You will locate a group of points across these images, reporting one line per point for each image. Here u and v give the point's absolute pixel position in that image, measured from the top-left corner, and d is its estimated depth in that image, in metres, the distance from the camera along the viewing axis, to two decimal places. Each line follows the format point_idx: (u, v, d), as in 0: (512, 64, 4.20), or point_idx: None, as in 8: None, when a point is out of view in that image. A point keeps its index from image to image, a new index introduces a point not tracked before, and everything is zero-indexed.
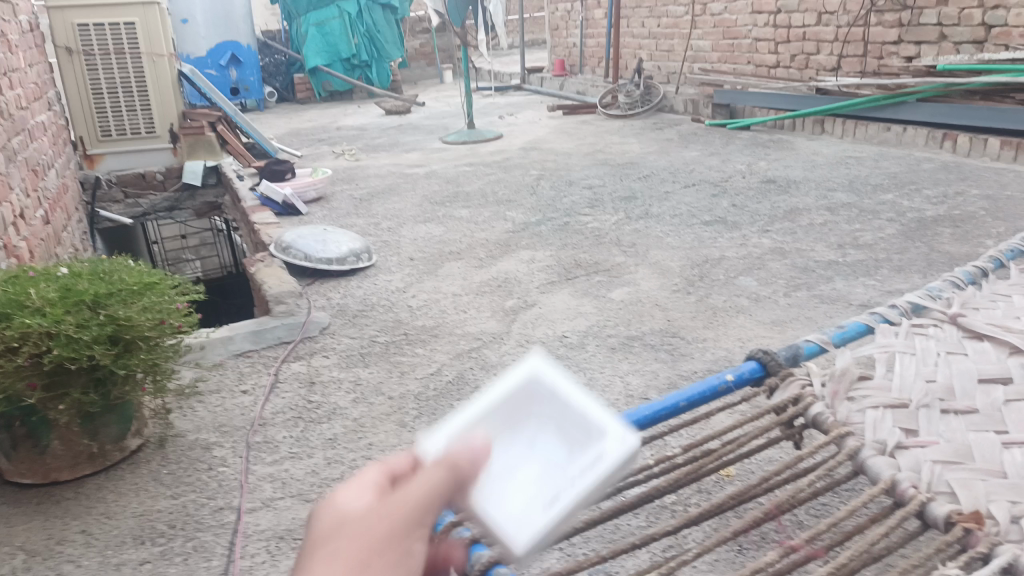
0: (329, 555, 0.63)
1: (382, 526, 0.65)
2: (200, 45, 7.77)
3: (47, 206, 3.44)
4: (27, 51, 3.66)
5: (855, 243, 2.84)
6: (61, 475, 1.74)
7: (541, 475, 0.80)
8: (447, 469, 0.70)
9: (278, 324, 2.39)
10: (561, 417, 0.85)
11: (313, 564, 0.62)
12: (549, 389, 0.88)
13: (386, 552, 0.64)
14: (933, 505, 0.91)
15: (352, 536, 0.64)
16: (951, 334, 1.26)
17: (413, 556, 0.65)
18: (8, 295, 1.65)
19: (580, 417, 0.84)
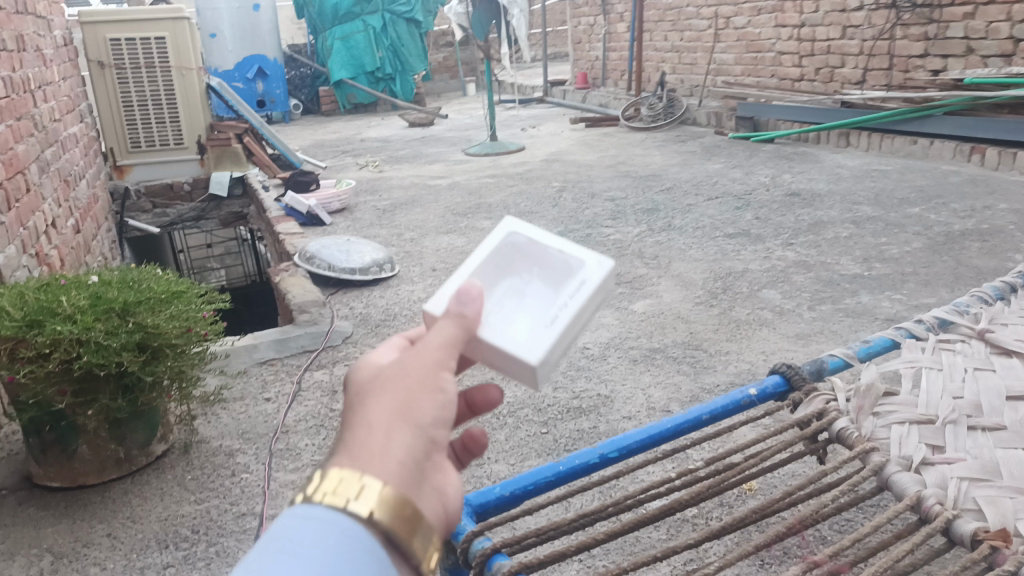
0: (366, 399, 0.58)
1: (418, 359, 0.59)
2: (227, 59, 7.89)
3: (77, 215, 3.50)
4: (60, 64, 3.74)
5: (881, 256, 2.81)
6: (88, 479, 1.77)
7: (532, 305, 0.75)
8: (462, 305, 0.65)
9: (301, 333, 2.42)
10: (541, 261, 0.80)
11: (353, 416, 0.58)
12: (522, 238, 0.83)
13: (429, 383, 0.58)
14: (959, 522, 0.91)
15: (386, 376, 0.59)
16: (979, 350, 1.25)
17: (456, 386, 0.60)
18: (40, 301, 1.68)
19: (557, 256, 0.80)
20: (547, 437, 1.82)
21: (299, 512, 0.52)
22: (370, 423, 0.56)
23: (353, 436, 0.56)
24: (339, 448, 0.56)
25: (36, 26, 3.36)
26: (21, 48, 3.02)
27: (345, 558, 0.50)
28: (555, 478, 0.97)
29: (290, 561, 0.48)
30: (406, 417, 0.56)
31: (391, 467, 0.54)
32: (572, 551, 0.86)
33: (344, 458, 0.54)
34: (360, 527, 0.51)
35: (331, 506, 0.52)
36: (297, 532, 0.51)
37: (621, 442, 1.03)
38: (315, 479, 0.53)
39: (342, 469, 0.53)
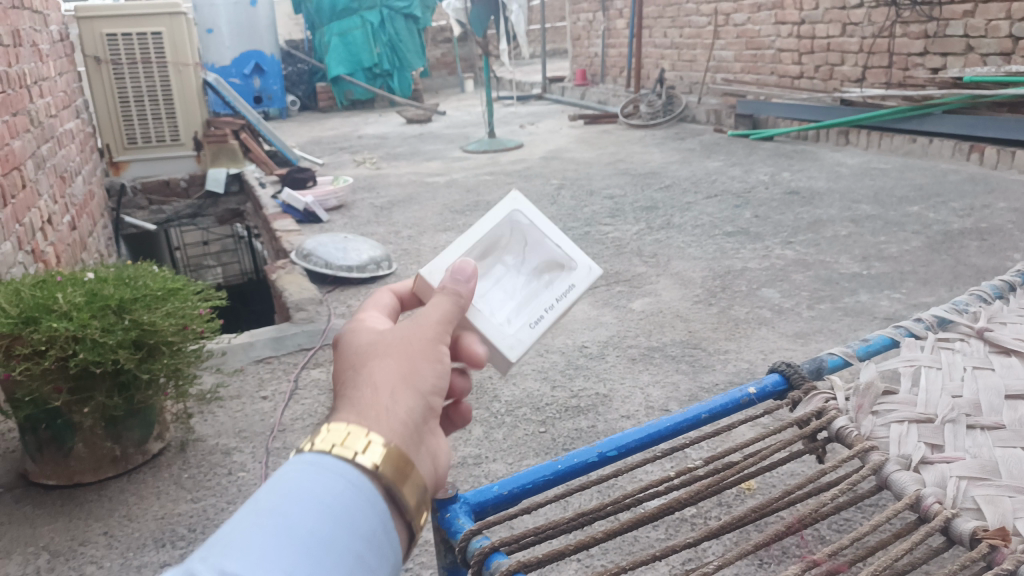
0: (370, 364, 0.65)
1: (414, 336, 0.67)
2: (225, 55, 7.86)
3: (74, 212, 3.49)
4: (57, 60, 3.72)
5: (880, 255, 2.80)
6: (84, 477, 1.76)
7: (517, 298, 0.86)
8: (450, 296, 0.74)
9: (298, 331, 2.41)
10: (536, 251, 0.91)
11: (357, 376, 0.64)
12: (524, 220, 0.91)
13: (425, 358, 0.66)
14: (958, 520, 0.90)
15: (385, 348, 0.66)
16: (978, 349, 1.24)
17: (447, 363, 0.68)
18: (36, 298, 1.67)
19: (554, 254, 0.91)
20: (545, 436, 1.81)
21: (304, 460, 0.58)
22: (373, 386, 0.63)
23: (356, 396, 0.63)
24: (343, 406, 0.62)
25: (32, 21, 3.34)
26: (17, 44, 3.00)
27: (346, 503, 0.55)
28: (553, 476, 0.97)
29: (296, 500, 0.54)
30: (407, 385, 0.64)
31: (396, 423, 0.61)
32: (571, 550, 0.85)
33: (349, 415, 0.61)
34: (365, 477, 0.57)
35: (339, 458, 0.57)
36: (302, 478, 0.56)
37: (620, 440, 1.02)
38: (323, 431, 0.59)
39: (350, 424, 0.59)
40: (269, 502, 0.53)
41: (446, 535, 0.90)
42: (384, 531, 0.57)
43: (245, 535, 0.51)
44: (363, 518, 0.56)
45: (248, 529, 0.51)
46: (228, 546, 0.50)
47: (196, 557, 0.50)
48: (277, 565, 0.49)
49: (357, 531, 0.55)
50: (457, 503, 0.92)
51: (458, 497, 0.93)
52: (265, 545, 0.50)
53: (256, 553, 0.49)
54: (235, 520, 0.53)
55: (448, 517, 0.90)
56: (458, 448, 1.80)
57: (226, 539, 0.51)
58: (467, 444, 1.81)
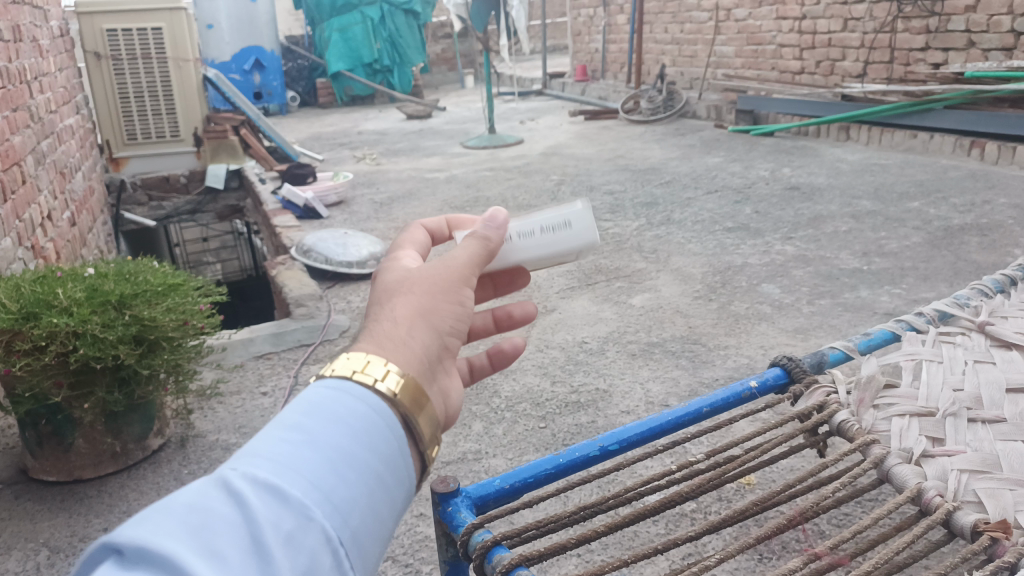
0: (394, 300, 0.67)
1: (439, 274, 0.69)
2: (224, 50, 7.85)
3: (74, 208, 3.49)
4: (57, 55, 3.72)
5: (880, 250, 2.80)
6: (84, 473, 1.76)
7: None
8: (479, 237, 0.74)
9: (297, 327, 2.41)
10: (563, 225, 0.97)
11: (381, 310, 0.67)
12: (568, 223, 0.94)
13: (448, 298, 0.68)
14: (959, 513, 0.90)
15: (410, 285, 0.68)
16: (979, 343, 1.24)
17: (469, 305, 0.70)
18: (36, 294, 1.66)
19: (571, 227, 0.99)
20: (545, 432, 1.81)
21: (326, 384, 0.61)
22: (395, 320, 0.66)
23: (378, 328, 0.65)
24: (364, 336, 0.65)
25: (32, 17, 3.34)
26: (17, 39, 3.00)
27: (367, 426, 0.59)
28: (555, 470, 0.97)
29: (322, 419, 0.58)
30: (427, 322, 0.66)
31: (411, 357, 0.64)
32: (573, 543, 0.85)
33: (368, 345, 0.63)
34: (384, 404, 0.60)
35: (359, 384, 0.60)
36: (326, 399, 0.59)
37: (622, 434, 1.02)
38: (344, 358, 0.62)
39: (369, 353, 0.62)
40: (296, 421, 0.57)
41: (447, 528, 0.90)
42: (400, 455, 0.60)
43: (275, 448, 0.55)
44: (381, 439, 0.59)
45: (277, 443, 0.55)
46: (260, 457, 0.54)
47: (230, 465, 0.54)
48: (303, 475, 0.53)
49: (377, 451, 0.58)
50: (459, 497, 0.92)
51: (460, 490, 0.93)
52: (292, 457, 0.54)
53: (285, 464, 0.54)
54: (266, 434, 0.57)
55: (450, 511, 0.90)
56: (458, 443, 1.80)
57: (256, 449, 0.55)
58: (468, 439, 1.81)
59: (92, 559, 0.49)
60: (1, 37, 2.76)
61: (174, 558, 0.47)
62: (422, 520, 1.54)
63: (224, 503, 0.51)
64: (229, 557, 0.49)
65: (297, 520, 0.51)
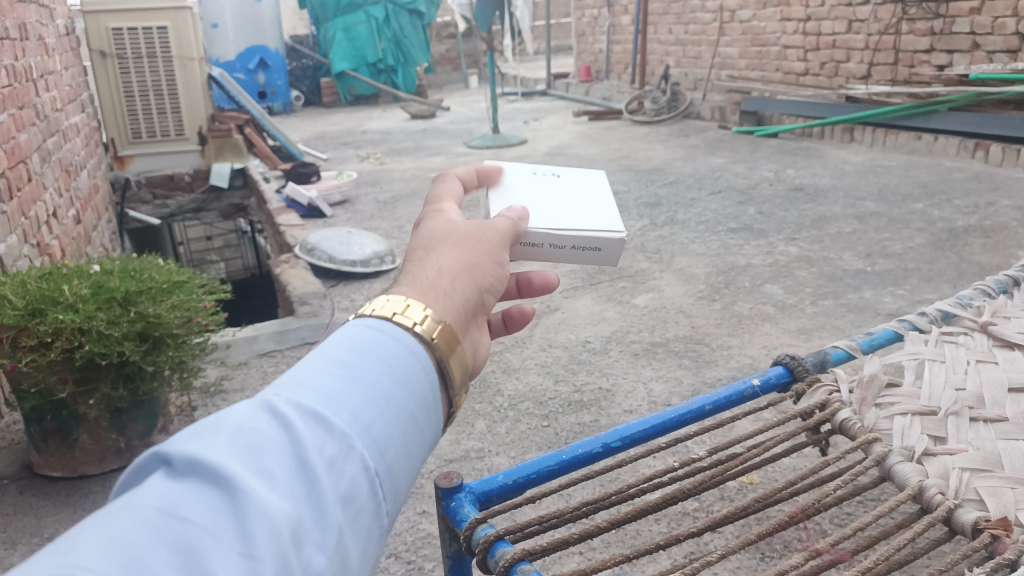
0: (435, 253, 0.70)
1: (479, 241, 0.73)
2: (229, 49, 7.87)
3: (78, 206, 3.50)
4: (63, 54, 3.73)
5: (884, 252, 2.80)
6: (89, 469, 1.77)
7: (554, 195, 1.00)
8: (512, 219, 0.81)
9: (301, 325, 2.42)
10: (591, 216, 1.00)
11: (422, 262, 0.70)
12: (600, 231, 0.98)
13: (486, 260, 0.72)
14: (960, 512, 0.90)
15: (453, 244, 0.71)
16: (981, 343, 1.24)
17: (504, 271, 0.73)
18: (42, 290, 1.67)
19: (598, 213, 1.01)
20: (548, 430, 1.81)
21: (365, 323, 0.62)
22: (436, 271, 0.68)
23: (420, 277, 0.68)
24: (404, 283, 0.67)
25: (38, 15, 3.35)
26: (23, 38, 3.01)
27: (404, 365, 0.60)
28: (558, 466, 0.97)
29: (365, 356, 0.58)
30: (468, 279, 0.69)
31: (451, 307, 0.66)
32: (576, 539, 0.85)
33: (409, 290, 0.65)
34: (421, 347, 0.62)
35: (398, 325, 0.62)
36: (367, 337, 0.60)
37: (625, 431, 1.02)
38: (384, 300, 0.63)
39: (410, 298, 0.64)
40: (337, 354, 0.58)
41: (451, 523, 0.90)
42: (433, 400, 0.61)
43: (317, 378, 0.56)
44: (418, 381, 0.60)
45: (319, 374, 0.56)
46: (304, 386, 0.55)
47: (272, 392, 0.55)
48: (345, 407, 0.54)
49: (413, 392, 0.59)
50: (462, 492, 0.93)
51: (464, 486, 0.94)
52: (335, 388, 0.55)
53: (329, 395, 0.54)
54: (307, 364, 0.58)
55: (454, 506, 0.91)
56: (461, 442, 1.81)
57: (299, 379, 0.56)
58: (470, 437, 1.82)
59: (144, 468, 0.50)
60: (7, 35, 2.78)
61: (225, 472, 0.47)
62: (425, 518, 1.54)
63: (269, 426, 0.52)
64: (276, 477, 0.49)
65: (338, 448, 0.52)
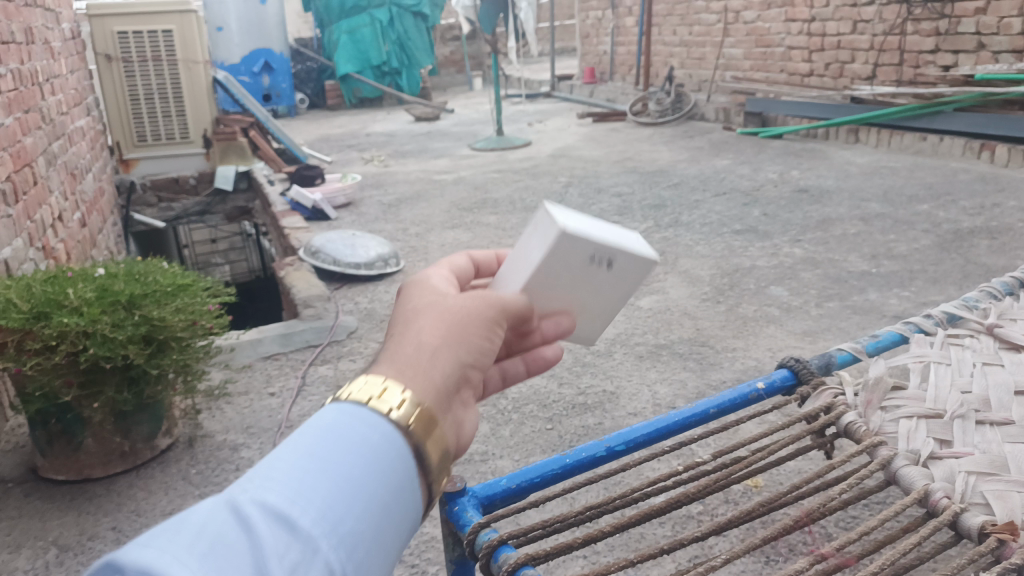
0: (419, 323, 0.66)
1: (470, 309, 0.69)
2: (234, 52, 7.89)
3: (84, 209, 3.51)
4: (68, 57, 3.74)
5: (889, 253, 2.79)
6: (94, 472, 1.77)
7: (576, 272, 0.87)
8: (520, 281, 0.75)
9: (305, 328, 2.42)
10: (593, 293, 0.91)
11: (403, 332, 0.67)
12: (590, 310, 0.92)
13: (474, 332, 0.68)
14: (967, 515, 0.89)
15: (440, 311, 0.68)
16: (988, 346, 1.23)
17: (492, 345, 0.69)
18: (47, 293, 1.67)
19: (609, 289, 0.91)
20: (552, 433, 1.81)
21: (340, 408, 0.60)
22: (416, 346, 0.65)
23: (400, 352, 0.65)
24: (384, 360, 0.64)
25: (44, 19, 3.36)
26: (29, 41, 3.03)
27: (378, 453, 0.58)
28: (561, 471, 0.97)
29: (337, 446, 0.57)
30: (450, 352, 0.65)
31: (429, 385, 0.63)
32: (578, 543, 0.84)
33: (387, 370, 0.63)
34: (397, 433, 0.60)
35: (374, 411, 0.60)
36: (341, 423, 0.59)
37: (628, 435, 1.02)
38: (361, 383, 0.61)
39: (387, 378, 0.62)
40: (309, 444, 0.57)
41: (454, 527, 0.90)
42: (410, 488, 0.59)
43: (285, 471, 0.55)
44: (393, 469, 0.58)
45: (288, 466, 0.55)
46: (271, 480, 0.54)
47: (240, 488, 0.54)
48: (312, 505, 0.53)
49: (387, 483, 0.58)
50: (465, 496, 0.93)
51: (467, 490, 0.94)
52: (302, 483, 0.54)
53: (296, 491, 0.53)
54: (278, 453, 0.56)
55: (457, 510, 0.91)
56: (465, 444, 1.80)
57: (268, 471, 0.55)
58: (474, 440, 1.82)
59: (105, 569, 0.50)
60: (13, 39, 2.79)
61: None
62: (428, 522, 1.54)
63: (232, 530, 0.51)
64: None
65: (302, 552, 0.51)
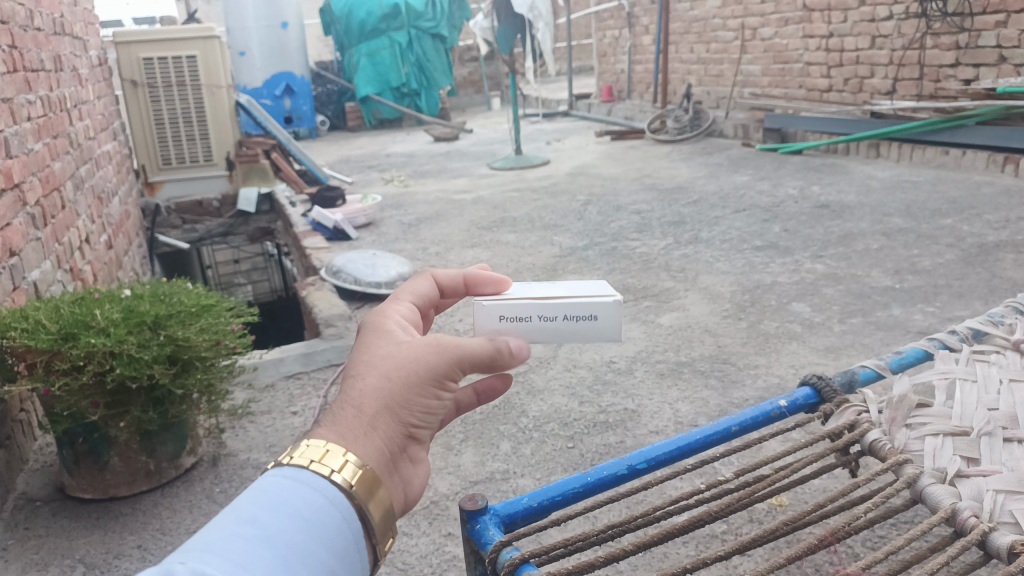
0: (365, 381, 0.71)
1: (420, 366, 0.72)
2: (256, 76, 8.02)
3: (110, 232, 3.57)
4: (95, 83, 3.83)
5: (913, 268, 2.77)
6: (119, 491, 1.79)
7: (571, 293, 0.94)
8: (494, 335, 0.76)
9: (326, 347, 2.44)
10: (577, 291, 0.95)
11: (351, 388, 0.71)
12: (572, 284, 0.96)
13: (422, 392, 0.71)
14: (996, 535, 0.87)
15: (388, 365, 0.71)
16: (1014, 361, 1.21)
17: (442, 400, 0.73)
18: (74, 315, 1.70)
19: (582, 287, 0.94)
20: (573, 451, 1.80)
21: (283, 473, 0.65)
22: (359, 406, 0.70)
23: (342, 415, 0.70)
24: (328, 422, 0.69)
25: (72, 47, 3.44)
26: (58, 69, 3.10)
27: (321, 517, 0.63)
28: (583, 489, 0.96)
29: (279, 513, 0.61)
30: (394, 414, 0.70)
31: (371, 449, 0.68)
32: (602, 562, 0.83)
33: (328, 433, 0.68)
34: (342, 495, 0.64)
35: (316, 473, 0.64)
36: (283, 490, 0.63)
37: (649, 453, 1.01)
38: (304, 446, 0.66)
39: (330, 442, 0.66)
40: (252, 511, 0.61)
41: (476, 546, 0.90)
42: (356, 550, 0.64)
43: (227, 543, 0.58)
44: (337, 535, 0.63)
45: (229, 537, 0.59)
46: (212, 551, 0.57)
47: (180, 557, 0.57)
48: (253, 572, 0.56)
49: (331, 548, 0.62)
50: (487, 514, 0.92)
51: (488, 509, 0.93)
52: (243, 551, 0.58)
53: (236, 560, 0.57)
54: (219, 525, 0.60)
55: (478, 528, 0.90)
56: (486, 463, 1.80)
57: (210, 542, 0.58)
58: (496, 459, 1.81)
59: None
60: (43, 67, 2.86)
61: None
62: (450, 540, 1.54)
63: None
64: None
65: None
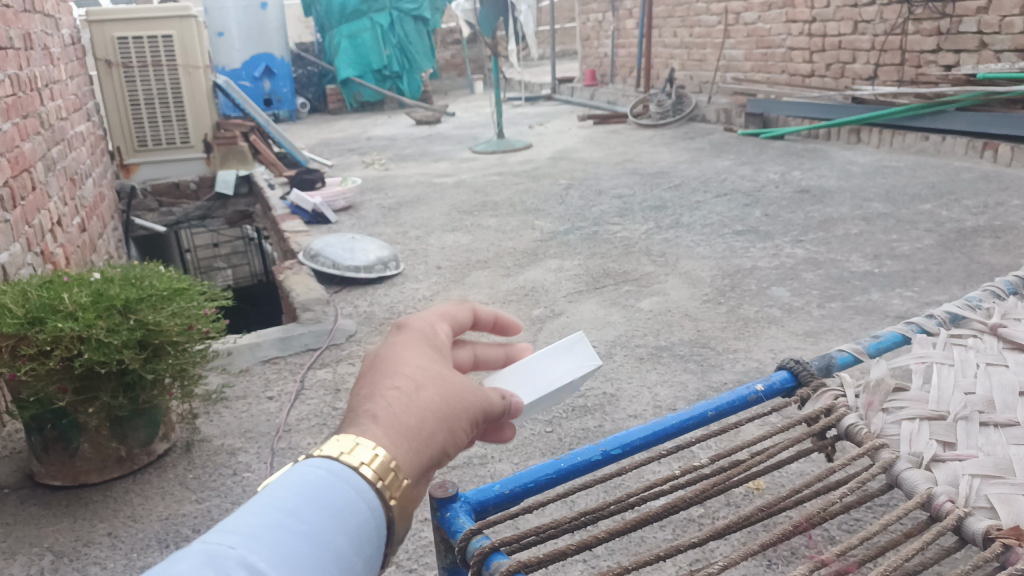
0: (427, 395, 0.67)
1: (473, 402, 0.70)
2: (235, 57, 7.91)
3: (83, 214, 3.50)
4: (67, 62, 3.74)
5: (891, 253, 2.77)
6: (89, 477, 1.75)
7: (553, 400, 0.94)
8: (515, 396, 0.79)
9: (304, 331, 2.41)
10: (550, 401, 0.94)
11: (411, 395, 0.66)
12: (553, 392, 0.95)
13: (468, 426, 0.69)
14: (971, 519, 0.87)
15: (448, 387, 0.69)
16: (991, 346, 1.20)
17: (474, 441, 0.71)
18: (42, 299, 1.66)
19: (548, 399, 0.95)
20: (551, 436, 1.79)
21: (326, 466, 0.60)
22: (417, 419, 0.65)
23: (402, 420, 0.65)
24: (381, 421, 0.64)
25: (43, 25, 3.35)
26: (27, 47, 3.02)
27: (359, 520, 0.58)
28: (556, 476, 0.94)
29: (318, 507, 0.57)
30: (444, 441, 0.67)
31: (420, 467, 0.64)
32: (574, 550, 0.81)
33: (381, 437, 0.62)
34: (379, 503, 0.60)
35: (360, 475, 0.60)
36: (323, 484, 0.59)
37: (625, 439, 0.99)
38: (354, 443, 0.61)
39: (382, 447, 0.62)
40: (291, 502, 0.56)
41: (446, 534, 0.88)
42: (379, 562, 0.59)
43: (265, 531, 0.54)
44: (368, 539, 0.58)
45: (269, 527, 0.54)
46: (251, 540, 0.53)
47: (221, 541, 0.53)
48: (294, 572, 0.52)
49: (362, 553, 0.57)
50: (457, 502, 0.90)
51: (459, 496, 0.91)
52: (283, 544, 0.53)
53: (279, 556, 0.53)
54: (255, 511, 0.56)
55: (449, 516, 0.88)
56: None
57: (247, 529, 0.54)
58: None
59: None
60: (11, 44, 2.78)
61: None
62: (426, 525, 1.52)
63: None
64: None
65: None
